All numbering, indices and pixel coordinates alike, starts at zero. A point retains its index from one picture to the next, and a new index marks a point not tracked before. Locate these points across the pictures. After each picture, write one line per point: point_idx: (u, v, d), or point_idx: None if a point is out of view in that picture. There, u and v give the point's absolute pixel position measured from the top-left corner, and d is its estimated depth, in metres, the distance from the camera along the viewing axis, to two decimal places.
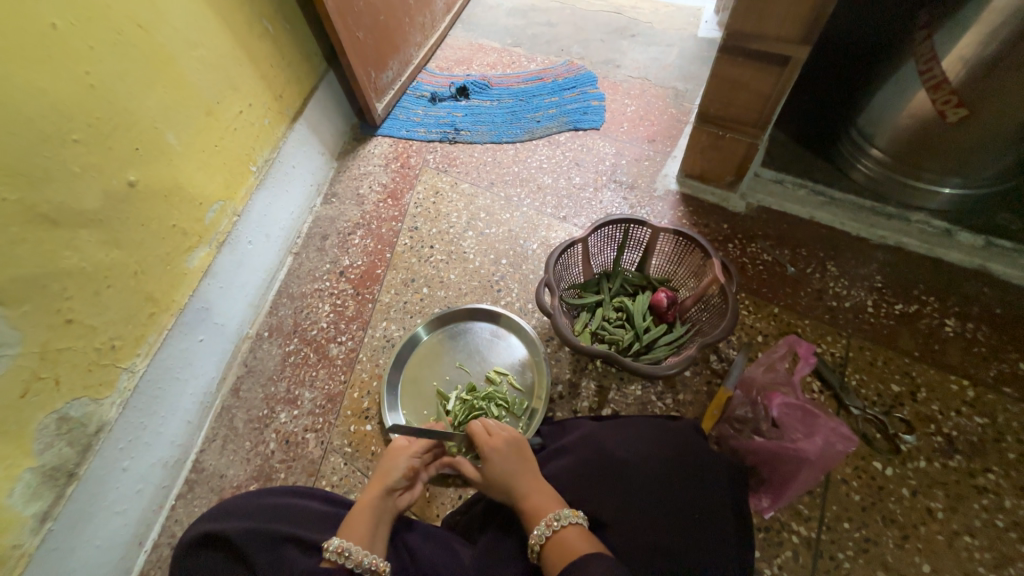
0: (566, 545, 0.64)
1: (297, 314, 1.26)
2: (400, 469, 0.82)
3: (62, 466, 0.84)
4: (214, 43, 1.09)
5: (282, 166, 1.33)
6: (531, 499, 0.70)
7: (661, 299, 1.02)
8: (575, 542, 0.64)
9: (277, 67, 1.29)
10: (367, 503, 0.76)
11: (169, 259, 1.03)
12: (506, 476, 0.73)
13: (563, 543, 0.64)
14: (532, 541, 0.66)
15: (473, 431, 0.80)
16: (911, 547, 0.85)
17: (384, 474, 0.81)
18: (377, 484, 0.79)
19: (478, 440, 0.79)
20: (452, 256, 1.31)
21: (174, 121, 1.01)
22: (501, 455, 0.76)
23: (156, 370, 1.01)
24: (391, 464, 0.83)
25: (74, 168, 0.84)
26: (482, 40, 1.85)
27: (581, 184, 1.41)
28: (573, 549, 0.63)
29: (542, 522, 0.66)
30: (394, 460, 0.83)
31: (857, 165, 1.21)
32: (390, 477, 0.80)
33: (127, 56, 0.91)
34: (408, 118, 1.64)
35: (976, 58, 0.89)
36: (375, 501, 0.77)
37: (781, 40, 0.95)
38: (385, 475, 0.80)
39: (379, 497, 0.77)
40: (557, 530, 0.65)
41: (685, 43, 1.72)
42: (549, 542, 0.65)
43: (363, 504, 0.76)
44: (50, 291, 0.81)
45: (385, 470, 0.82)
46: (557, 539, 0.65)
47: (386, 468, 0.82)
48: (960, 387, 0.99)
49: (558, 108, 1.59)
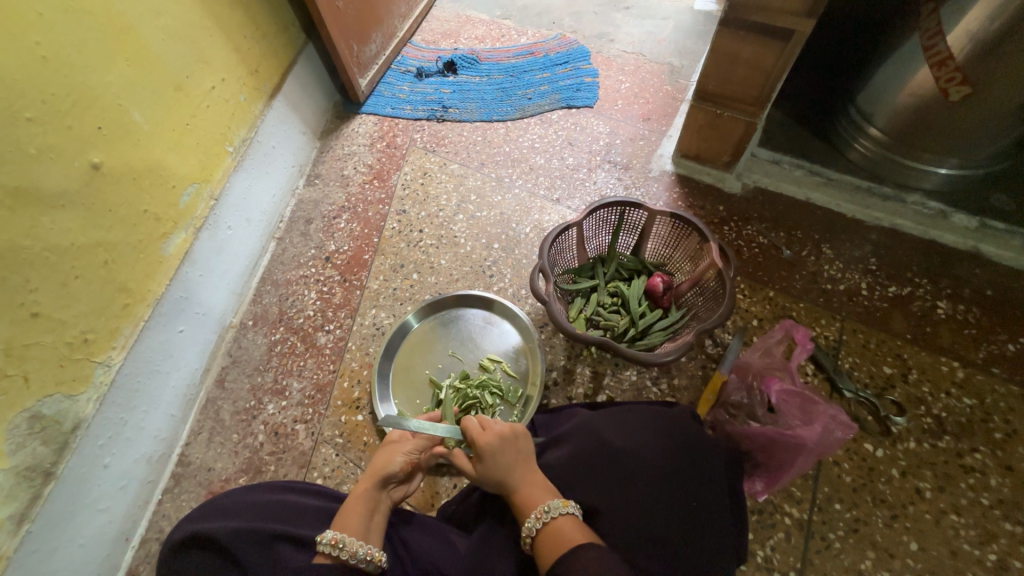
0: (559, 536, 0.63)
1: (282, 302, 1.22)
2: (397, 462, 0.80)
3: (37, 465, 0.81)
4: (180, 11, 1.01)
5: (261, 145, 1.26)
6: (526, 490, 0.69)
7: (657, 284, 1.00)
8: (568, 533, 0.63)
9: (251, 38, 1.20)
10: (361, 493, 0.74)
11: (143, 246, 0.97)
12: (504, 469, 0.71)
13: (556, 534, 0.63)
14: (525, 534, 0.65)
15: (467, 427, 0.74)
16: (899, 526, 0.87)
17: (380, 466, 0.79)
18: (372, 476, 0.78)
19: (473, 436, 0.74)
20: (442, 241, 1.27)
21: (140, 98, 0.94)
22: (498, 449, 0.72)
23: (134, 363, 0.97)
24: (387, 456, 0.81)
25: (30, 150, 0.77)
26: (469, 11, 1.76)
27: (574, 165, 1.37)
28: (565, 540, 0.62)
29: (533, 515, 0.66)
30: (390, 453, 0.81)
31: (855, 145, 1.18)
32: (386, 469, 0.79)
33: (82, 24, 0.83)
34: (393, 95, 1.56)
35: (982, 33, 0.87)
36: (371, 491, 0.75)
37: (785, 13, 0.91)
38: (381, 467, 0.79)
39: (374, 489, 0.76)
40: (549, 521, 0.65)
41: (681, 16, 1.65)
42: (541, 533, 0.64)
43: (358, 494, 0.75)
44: (12, 284, 0.76)
45: (382, 462, 0.80)
46: (549, 531, 0.64)
47: (381, 460, 0.80)
48: (950, 369, 1.00)
49: (550, 85, 1.53)
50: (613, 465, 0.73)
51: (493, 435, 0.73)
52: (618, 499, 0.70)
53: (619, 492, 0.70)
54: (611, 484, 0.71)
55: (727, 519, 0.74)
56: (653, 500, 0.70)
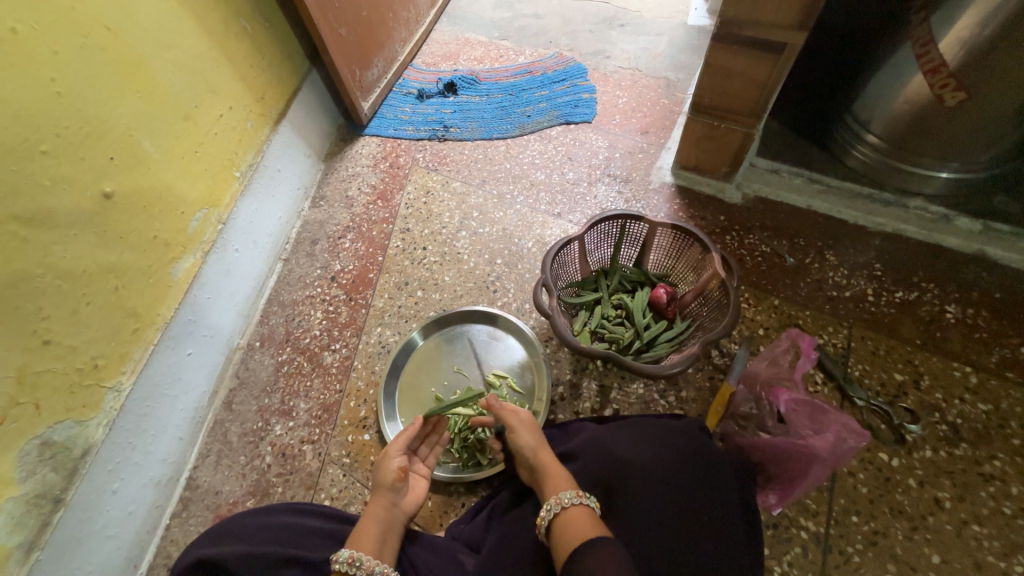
0: (572, 525, 0.63)
1: (288, 322, 1.23)
2: (392, 472, 0.78)
3: (47, 493, 0.82)
4: (189, 44, 1.05)
5: (266, 169, 1.28)
6: (553, 472, 0.72)
7: (660, 295, 1.00)
8: (581, 524, 0.63)
9: (258, 67, 1.24)
10: (375, 513, 0.75)
11: (152, 271, 0.99)
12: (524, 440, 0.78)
13: (577, 520, 0.64)
14: (547, 509, 0.66)
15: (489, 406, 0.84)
16: (920, 538, 0.84)
17: (380, 481, 0.78)
18: (377, 494, 0.76)
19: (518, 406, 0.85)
20: (446, 258, 1.28)
21: (150, 128, 0.97)
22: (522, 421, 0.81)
23: (142, 387, 0.97)
24: (382, 468, 0.79)
25: (43, 181, 0.80)
26: (468, 34, 1.81)
27: (575, 179, 1.38)
28: (583, 528, 0.62)
29: (554, 497, 0.67)
30: (383, 466, 0.80)
31: (853, 152, 1.19)
32: (387, 483, 0.77)
33: (95, 60, 0.87)
34: (396, 116, 1.59)
35: (974, 39, 0.88)
36: (379, 513, 0.74)
37: (777, 27, 0.92)
38: (385, 481, 0.77)
39: (386, 507, 0.76)
40: (569, 507, 0.65)
41: (675, 31, 1.69)
42: (559, 516, 0.65)
43: (368, 516, 0.74)
44: (24, 312, 0.78)
45: (385, 475, 0.78)
46: (571, 515, 0.64)
47: (380, 476, 0.79)
48: (963, 375, 0.98)
49: (549, 102, 1.56)
50: (624, 478, 0.73)
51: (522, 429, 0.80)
52: (630, 511, 0.70)
53: (634, 503, 0.70)
54: (621, 498, 0.71)
55: (741, 532, 0.72)
56: (662, 515, 0.69)
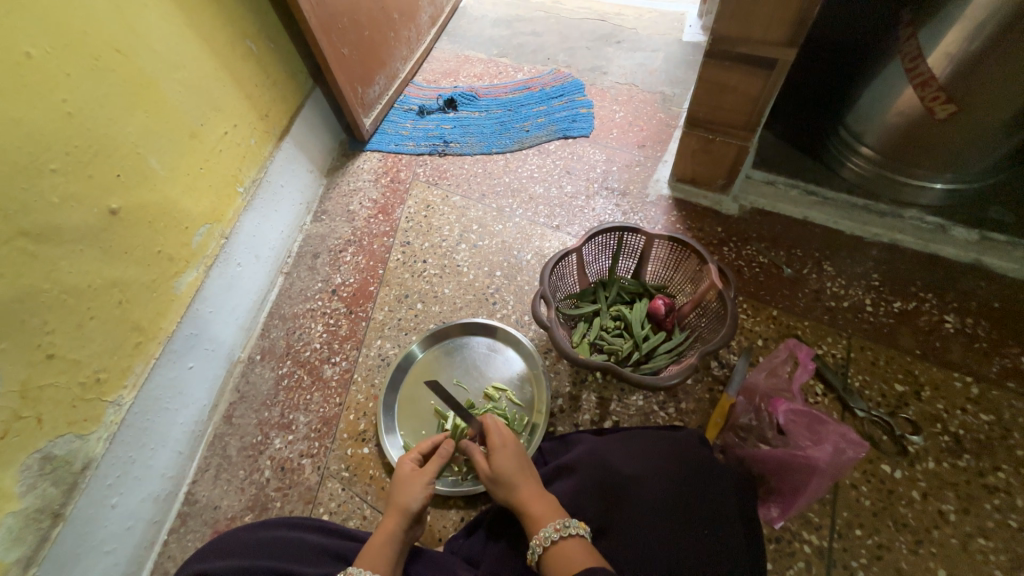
0: (562, 558, 0.62)
1: (289, 336, 1.23)
2: (420, 498, 0.75)
3: (46, 507, 0.82)
4: (196, 64, 1.08)
5: (269, 185, 1.31)
6: (537, 506, 0.69)
7: (658, 306, 1.00)
8: (569, 556, 0.62)
9: (262, 86, 1.27)
10: (390, 533, 0.72)
11: (156, 285, 1.00)
12: (508, 472, 0.74)
13: (563, 554, 0.63)
14: (535, 544, 0.65)
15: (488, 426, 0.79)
16: (925, 552, 0.83)
17: (404, 502, 0.74)
18: (398, 513, 0.73)
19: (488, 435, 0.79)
20: (445, 270, 1.29)
21: (156, 146, 0.99)
22: (503, 448, 0.76)
23: (144, 401, 0.98)
24: (410, 490, 0.76)
25: (52, 199, 0.81)
26: (468, 51, 1.85)
27: (573, 192, 1.40)
28: (572, 562, 0.61)
29: (535, 537, 0.66)
30: (412, 486, 0.76)
31: (848, 164, 1.20)
32: (412, 507, 0.74)
33: (105, 82, 0.89)
34: (397, 132, 1.62)
35: (960, 54, 0.90)
36: (398, 533, 0.72)
37: (767, 44, 0.95)
38: (408, 504, 0.74)
39: (402, 528, 0.73)
40: (551, 544, 0.64)
41: (671, 48, 1.73)
42: (546, 554, 0.64)
43: (385, 533, 0.72)
44: (30, 325, 0.79)
45: (406, 495, 0.75)
46: (558, 549, 0.64)
47: (404, 495, 0.75)
48: (964, 385, 0.98)
49: (547, 117, 1.59)
50: (621, 492, 0.72)
51: (510, 457, 0.75)
52: (628, 525, 0.69)
53: (636, 519, 0.69)
54: (620, 513, 0.71)
55: (743, 544, 0.72)
56: (662, 530, 0.68)
